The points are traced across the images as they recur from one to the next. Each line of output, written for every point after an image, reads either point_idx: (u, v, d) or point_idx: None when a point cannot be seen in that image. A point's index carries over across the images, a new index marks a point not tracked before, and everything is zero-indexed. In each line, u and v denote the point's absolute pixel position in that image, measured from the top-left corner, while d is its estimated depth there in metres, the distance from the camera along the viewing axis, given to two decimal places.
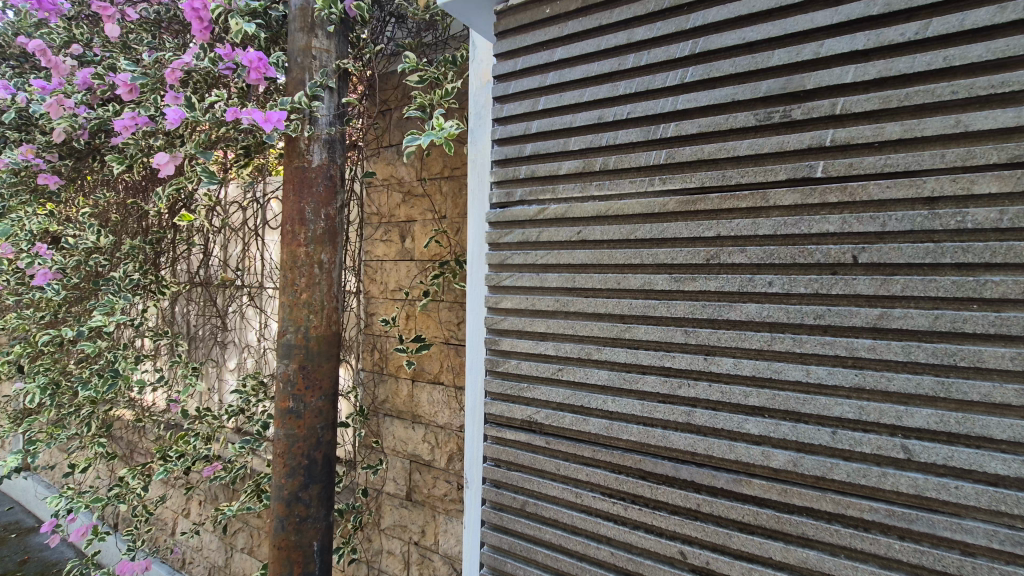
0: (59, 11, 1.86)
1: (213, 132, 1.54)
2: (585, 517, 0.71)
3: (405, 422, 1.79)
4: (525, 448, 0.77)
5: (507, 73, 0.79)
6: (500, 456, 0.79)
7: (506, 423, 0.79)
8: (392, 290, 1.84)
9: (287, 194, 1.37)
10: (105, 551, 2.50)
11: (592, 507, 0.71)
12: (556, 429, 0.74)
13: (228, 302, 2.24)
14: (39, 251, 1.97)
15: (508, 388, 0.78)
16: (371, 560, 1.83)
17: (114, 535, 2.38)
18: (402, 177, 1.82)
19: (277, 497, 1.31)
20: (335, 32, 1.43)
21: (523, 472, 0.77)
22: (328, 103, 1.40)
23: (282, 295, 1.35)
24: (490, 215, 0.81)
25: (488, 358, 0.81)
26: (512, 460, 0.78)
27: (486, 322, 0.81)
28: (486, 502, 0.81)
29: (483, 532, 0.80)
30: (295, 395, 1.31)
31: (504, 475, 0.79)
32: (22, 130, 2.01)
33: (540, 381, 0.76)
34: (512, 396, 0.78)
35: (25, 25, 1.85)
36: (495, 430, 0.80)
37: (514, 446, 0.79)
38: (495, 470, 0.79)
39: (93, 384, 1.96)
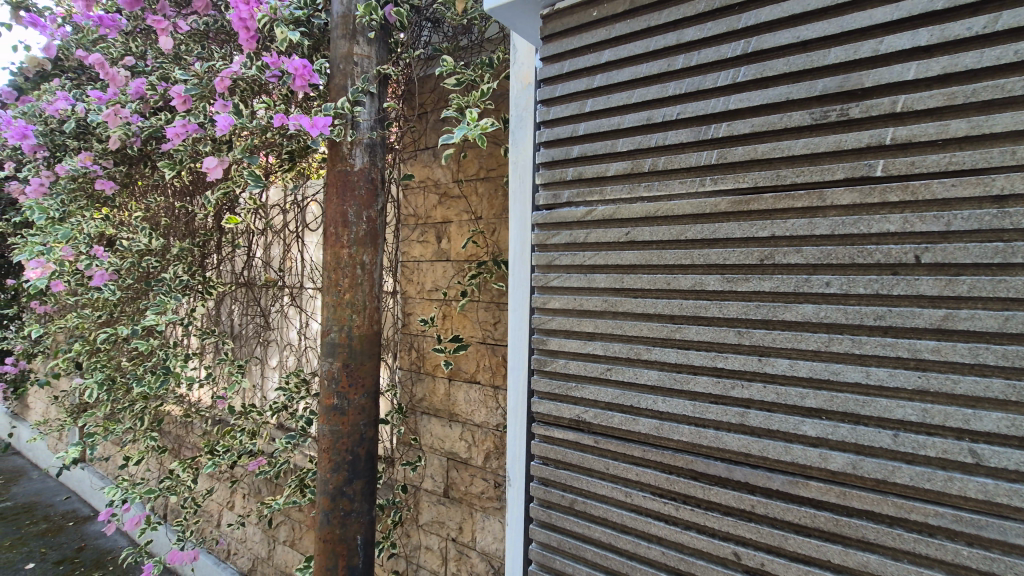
0: (117, 27, 1.90)
1: (259, 137, 1.60)
2: (634, 516, 0.72)
3: (442, 420, 1.81)
4: (573, 446, 0.78)
5: (553, 76, 0.80)
6: (548, 454, 0.80)
7: (554, 422, 0.80)
8: (429, 290, 1.87)
9: (331, 197, 1.40)
10: (156, 540, 2.61)
11: (642, 507, 0.71)
12: (605, 429, 0.75)
13: (271, 302, 2.31)
14: (97, 253, 2.08)
15: (555, 387, 0.80)
16: (409, 555, 1.87)
17: (165, 525, 2.49)
18: (438, 178, 1.85)
19: (323, 492, 1.35)
20: (376, 38, 1.46)
21: (571, 470, 0.79)
22: (369, 107, 1.43)
23: (327, 295, 1.39)
24: (537, 216, 0.82)
25: (535, 358, 0.82)
26: (560, 459, 0.79)
27: (534, 323, 0.83)
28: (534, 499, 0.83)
29: (531, 529, 0.82)
30: (340, 392, 1.35)
31: (552, 473, 0.80)
32: (81, 138, 2.14)
33: (588, 380, 0.77)
34: (560, 395, 0.80)
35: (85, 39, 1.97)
36: (543, 429, 0.81)
37: (562, 445, 0.80)
38: (543, 468, 0.81)
39: (147, 380, 2.05)
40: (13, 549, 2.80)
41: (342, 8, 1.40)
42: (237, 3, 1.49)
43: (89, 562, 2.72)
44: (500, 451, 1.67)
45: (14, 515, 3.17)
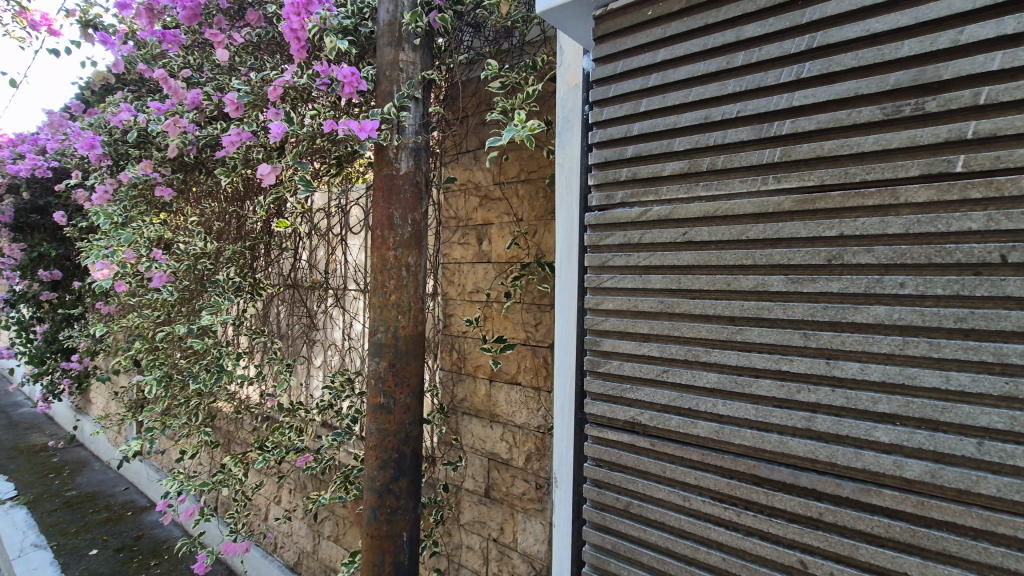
0: (177, 41, 1.99)
1: (309, 144, 1.65)
2: (692, 521, 0.71)
3: (483, 421, 1.83)
4: (628, 449, 0.78)
5: (606, 77, 0.80)
6: (602, 456, 0.80)
7: (607, 423, 0.80)
8: (470, 292, 1.89)
9: (377, 201, 1.44)
10: (209, 532, 2.72)
11: (701, 511, 0.70)
12: (660, 431, 0.75)
13: (317, 304, 2.38)
14: (156, 256, 2.19)
15: (610, 389, 0.79)
16: (451, 554, 1.89)
17: (217, 517, 2.59)
18: (479, 181, 1.87)
19: (370, 488, 1.38)
20: (420, 44, 1.49)
21: (625, 472, 0.78)
22: (414, 112, 1.46)
23: (373, 297, 1.42)
24: (590, 217, 0.82)
25: (588, 359, 0.82)
26: (614, 461, 0.79)
27: (586, 323, 0.83)
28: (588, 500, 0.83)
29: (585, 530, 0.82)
30: (386, 392, 1.38)
31: (606, 475, 0.80)
32: (143, 147, 2.26)
33: (643, 382, 0.77)
34: (614, 396, 0.79)
35: (147, 54, 2.08)
36: (597, 430, 0.81)
37: (616, 447, 0.80)
38: (597, 470, 0.81)
39: (202, 378, 2.15)
40: (78, 536, 2.97)
41: (389, 16, 1.42)
42: (291, 15, 1.53)
43: (146, 551, 2.86)
44: (541, 453, 1.67)
45: (79, 504, 3.36)
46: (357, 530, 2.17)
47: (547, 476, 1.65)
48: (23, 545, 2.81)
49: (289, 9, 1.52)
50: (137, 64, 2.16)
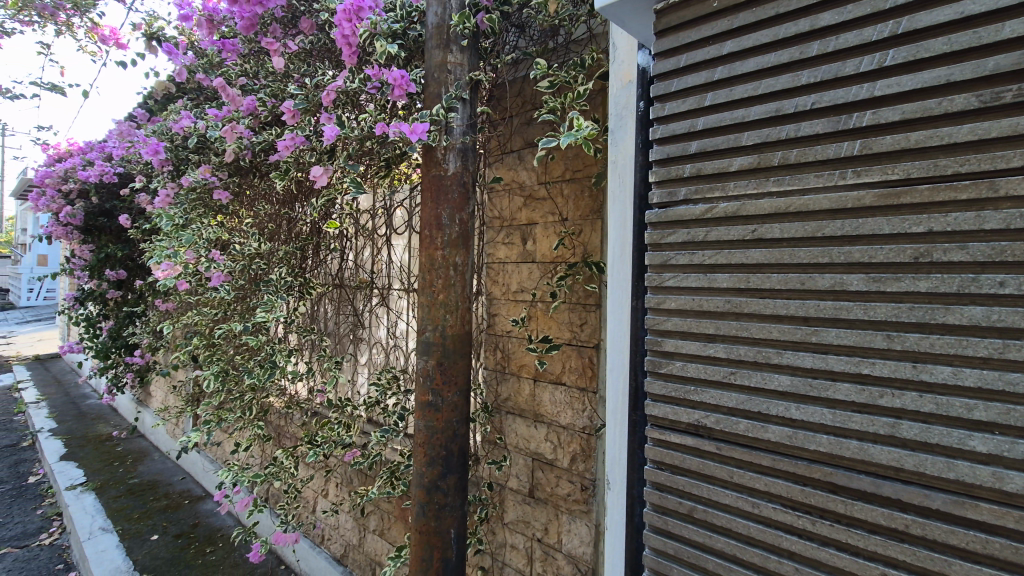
0: (236, 51, 2.08)
1: (360, 146, 1.69)
2: (763, 528, 0.69)
3: (527, 421, 1.82)
4: (691, 452, 0.76)
5: (668, 71, 0.78)
6: (663, 459, 0.79)
7: (670, 426, 0.79)
8: (514, 291, 1.89)
9: (426, 202, 1.46)
10: (262, 522, 2.83)
11: (772, 518, 0.68)
12: (728, 435, 0.73)
13: (364, 303, 2.44)
14: (214, 257, 2.29)
15: (672, 390, 0.78)
16: (495, 552, 1.89)
17: (268, 509, 2.70)
18: (523, 181, 1.87)
19: (419, 485, 1.40)
20: (468, 46, 1.50)
21: (689, 476, 0.76)
22: (462, 113, 1.47)
23: (422, 296, 1.44)
24: (651, 215, 0.80)
25: (648, 359, 0.81)
26: (677, 464, 0.77)
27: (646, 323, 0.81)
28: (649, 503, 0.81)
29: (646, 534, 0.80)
30: (434, 390, 1.40)
31: (668, 478, 0.78)
32: (202, 153, 2.37)
33: (709, 384, 0.75)
34: (677, 398, 0.78)
35: (207, 64, 2.18)
36: (659, 433, 0.80)
37: (679, 450, 0.78)
38: (659, 473, 0.79)
39: (256, 373, 2.23)
40: (141, 521, 3.15)
41: (437, 19, 1.45)
42: (343, 21, 1.58)
43: (203, 538, 2.99)
44: (587, 454, 1.66)
45: (141, 491, 3.55)
46: (402, 525, 2.21)
47: (593, 478, 1.64)
48: (93, 528, 2.99)
49: (341, 16, 1.57)
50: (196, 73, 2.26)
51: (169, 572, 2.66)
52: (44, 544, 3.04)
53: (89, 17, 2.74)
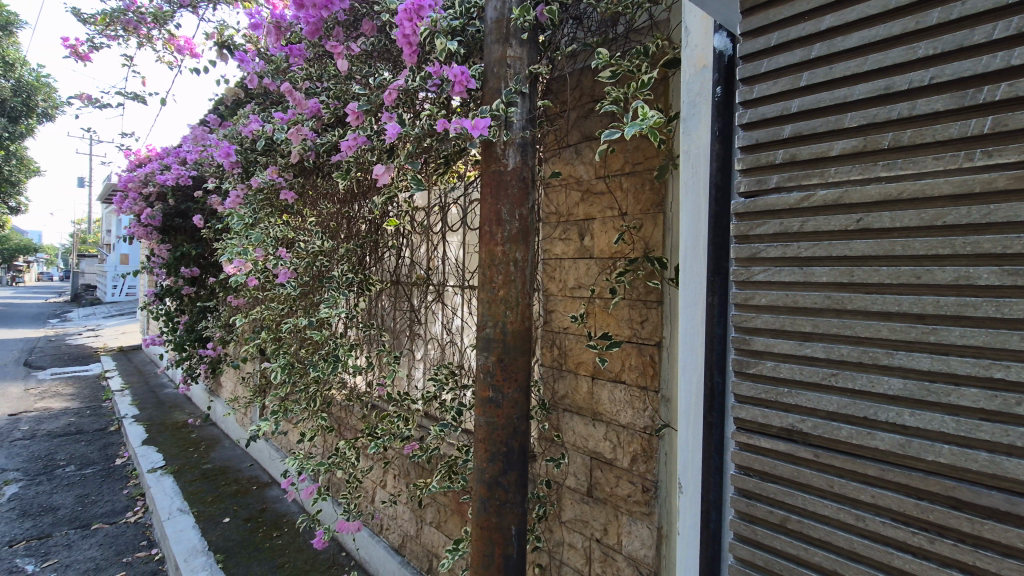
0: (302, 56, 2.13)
1: (420, 144, 1.71)
2: (871, 544, 0.69)
3: (585, 419, 1.80)
4: (783, 458, 0.78)
5: (760, 51, 0.80)
6: (751, 465, 0.81)
7: (759, 431, 0.81)
8: (571, 288, 1.86)
9: (486, 198, 1.46)
10: (325, 510, 2.94)
11: (880, 533, 0.68)
12: (828, 442, 0.74)
13: (421, 298, 2.48)
14: (281, 254, 2.39)
15: (763, 393, 0.80)
16: (553, 550, 1.88)
17: (331, 497, 2.80)
18: (581, 176, 1.83)
19: (480, 480, 1.41)
20: (528, 39, 1.48)
21: (781, 484, 0.78)
22: (521, 107, 1.45)
23: (482, 292, 1.44)
24: (738, 205, 0.83)
25: (737, 359, 0.84)
26: (769, 471, 0.79)
27: (734, 320, 0.83)
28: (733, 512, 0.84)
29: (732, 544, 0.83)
30: (495, 386, 1.39)
31: (757, 485, 0.80)
32: (270, 154, 2.48)
33: (806, 387, 0.76)
34: (769, 401, 0.80)
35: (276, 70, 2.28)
36: (745, 437, 0.82)
37: (771, 457, 0.80)
38: (747, 479, 0.81)
39: (321, 366, 2.32)
40: (214, 504, 3.34)
41: (496, 13, 1.44)
42: (403, 21, 1.60)
43: (270, 522, 3.14)
44: (648, 455, 1.61)
45: (214, 476, 3.77)
46: (459, 518, 2.24)
47: (655, 479, 1.59)
48: (172, 508, 3.20)
49: (402, 16, 1.59)
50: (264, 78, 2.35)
51: (240, 553, 2.81)
52: (130, 522, 3.28)
53: (167, 29, 2.92)
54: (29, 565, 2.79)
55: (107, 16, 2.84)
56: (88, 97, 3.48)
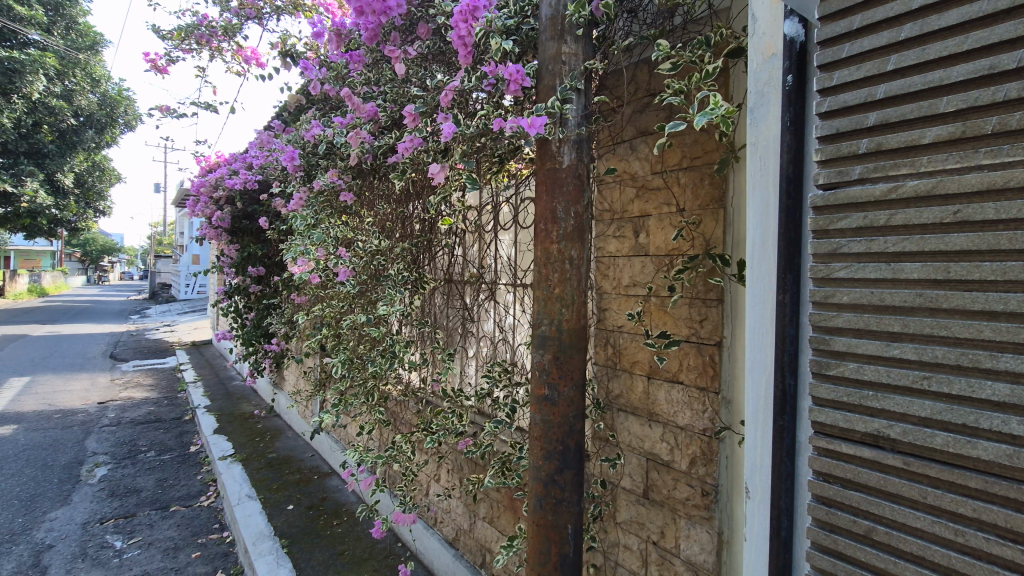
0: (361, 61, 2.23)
1: (475, 143, 1.72)
2: (971, 561, 0.66)
3: (641, 419, 1.76)
4: (868, 465, 0.77)
5: (842, 35, 0.79)
6: (832, 471, 0.80)
7: (841, 436, 0.80)
8: (626, 286, 1.83)
9: (541, 195, 1.45)
10: (382, 501, 3.04)
11: (981, 550, 0.65)
12: (919, 450, 0.72)
13: (474, 296, 2.51)
14: (341, 254, 2.48)
15: (845, 395, 0.79)
16: (608, 551, 1.86)
17: (388, 489, 2.88)
18: (636, 172, 1.80)
19: (536, 478, 1.41)
20: (583, 35, 1.47)
21: (867, 493, 0.76)
22: (577, 103, 1.43)
23: (537, 290, 1.45)
24: (817, 197, 0.82)
25: (817, 359, 0.82)
26: (853, 479, 0.78)
27: (815, 320, 0.82)
28: (813, 520, 0.83)
29: (811, 552, 0.82)
30: (550, 383, 1.39)
31: (839, 493, 0.79)
32: (330, 157, 2.58)
33: (895, 390, 0.74)
34: (852, 404, 0.78)
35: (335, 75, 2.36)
36: (827, 442, 0.81)
37: (855, 463, 0.78)
38: (827, 487, 0.80)
39: (379, 361, 2.39)
40: (279, 492, 3.51)
41: (551, 11, 1.44)
42: (459, 22, 1.61)
43: (331, 511, 3.27)
44: (708, 458, 1.56)
45: (279, 464, 3.97)
46: (512, 515, 2.25)
47: (716, 484, 1.54)
48: (241, 494, 3.39)
49: (457, 17, 1.60)
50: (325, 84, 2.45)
51: (304, 539, 2.95)
52: (204, 505, 3.51)
53: (236, 41, 3.09)
54: (117, 541, 3.04)
55: (183, 32, 3.03)
56: (167, 107, 3.74)
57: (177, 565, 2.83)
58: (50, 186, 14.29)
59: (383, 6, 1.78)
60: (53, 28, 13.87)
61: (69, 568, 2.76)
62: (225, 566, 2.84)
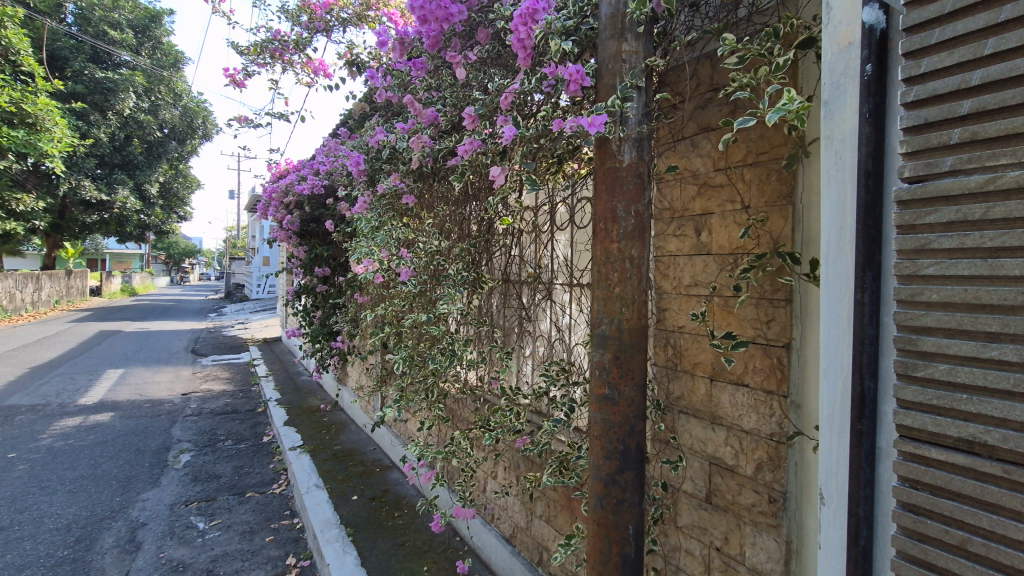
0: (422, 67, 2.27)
1: (534, 144, 1.74)
2: None
3: (703, 422, 1.72)
4: (962, 473, 0.72)
5: (932, 20, 0.75)
6: (920, 477, 0.76)
7: (930, 441, 0.76)
8: (687, 285, 1.79)
9: (600, 194, 1.45)
10: (441, 495, 3.12)
11: None
12: (1022, 458, 0.67)
13: (530, 296, 2.54)
14: (403, 255, 2.58)
15: (935, 398, 0.75)
16: (668, 555, 1.83)
17: (446, 484, 2.96)
18: (697, 169, 1.76)
19: (596, 477, 1.41)
20: (644, 32, 1.45)
21: (961, 502, 0.72)
22: (638, 101, 1.42)
23: (597, 289, 1.45)
24: (902, 191, 0.79)
25: (902, 360, 0.79)
26: (944, 486, 0.74)
27: (900, 319, 0.79)
28: (898, 528, 0.80)
29: (896, 561, 0.79)
30: (611, 383, 1.39)
31: (928, 501, 0.75)
32: (393, 162, 2.68)
33: (992, 394, 0.70)
34: (943, 408, 0.74)
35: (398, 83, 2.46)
36: (914, 447, 0.77)
37: (947, 470, 0.74)
38: (915, 494, 0.77)
39: (439, 359, 2.46)
40: (345, 482, 3.68)
41: (612, 9, 1.44)
42: (518, 26, 1.63)
43: (392, 503, 3.40)
44: (775, 463, 1.51)
45: (343, 456, 4.16)
46: (569, 514, 2.26)
47: (784, 491, 1.49)
48: (309, 483, 3.57)
49: (517, 21, 1.62)
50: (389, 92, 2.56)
51: (367, 529, 3.07)
52: (276, 493, 3.73)
53: (306, 54, 3.27)
54: (200, 522, 3.28)
55: (259, 46, 3.23)
56: (245, 118, 4.03)
57: (253, 547, 3.02)
58: (139, 195, 15.61)
59: (445, 13, 1.84)
60: (142, 50, 15.24)
61: (160, 545, 3.00)
62: (296, 551, 3.01)
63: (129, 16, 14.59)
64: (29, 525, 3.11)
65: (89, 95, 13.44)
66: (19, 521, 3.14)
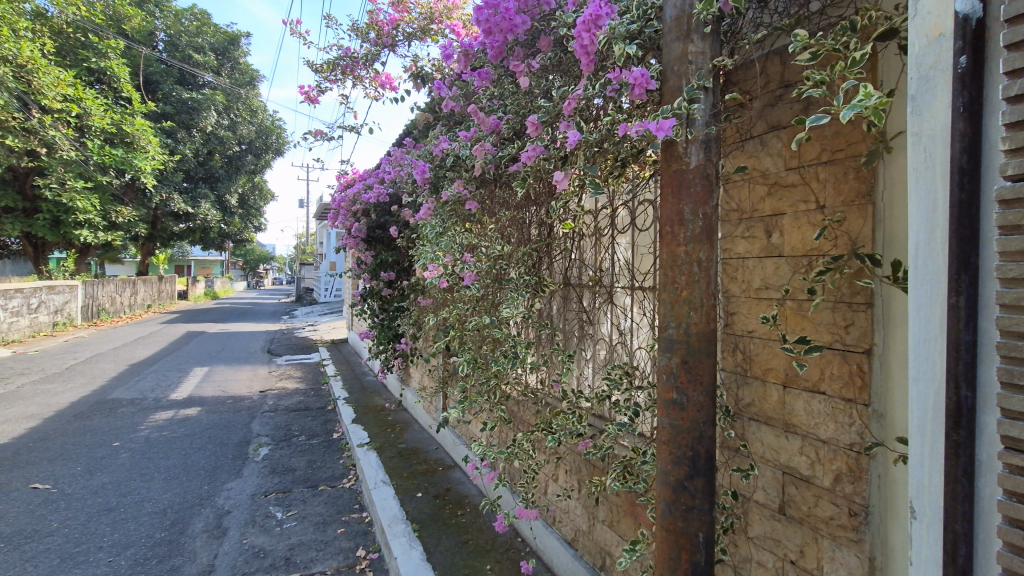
0: (489, 79, 2.33)
1: (597, 149, 1.75)
2: None
3: (776, 430, 1.67)
4: None
5: None
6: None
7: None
8: (757, 289, 1.74)
9: (666, 198, 1.44)
10: (503, 496, 3.17)
11: None
12: None
13: (592, 300, 2.54)
14: (467, 259, 2.65)
15: None
16: (739, 566, 1.78)
17: (508, 485, 3.01)
18: (767, 168, 1.71)
19: (665, 482, 1.40)
20: (711, 32, 1.43)
21: None
22: (705, 102, 1.40)
23: (664, 293, 1.44)
24: (1004, 190, 0.75)
25: (1005, 369, 0.74)
26: None
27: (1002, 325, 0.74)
28: (1001, 546, 0.75)
29: None
30: (679, 388, 1.38)
31: None
32: (456, 169, 2.76)
33: None
34: None
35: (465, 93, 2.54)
36: (1020, 460, 0.73)
37: None
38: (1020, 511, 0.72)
39: (501, 361, 2.51)
40: (410, 480, 3.81)
41: (677, 11, 1.43)
42: (581, 33, 1.66)
43: (455, 502, 3.49)
44: (855, 475, 1.44)
45: (408, 455, 4.31)
46: (632, 520, 2.24)
47: (866, 504, 1.41)
48: (377, 479, 3.73)
49: (581, 28, 1.65)
50: (454, 102, 2.66)
51: (433, 526, 3.18)
52: (346, 487, 3.92)
53: (373, 69, 3.44)
54: (279, 512, 3.50)
55: (332, 64, 3.43)
56: (319, 132, 4.30)
57: (326, 538, 3.19)
58: (220, 205, 16.82)
59: (510, 24, 1.91)
60: (222, 71, 16.43)
61: (244, 531, 3.23)
62: (365, 543, 3.15)
63: (211, 40, 15.78)
64: (132, 507, 3.42)
65: (177, 115, 14.92)
66: (124, 504, 3.47)
